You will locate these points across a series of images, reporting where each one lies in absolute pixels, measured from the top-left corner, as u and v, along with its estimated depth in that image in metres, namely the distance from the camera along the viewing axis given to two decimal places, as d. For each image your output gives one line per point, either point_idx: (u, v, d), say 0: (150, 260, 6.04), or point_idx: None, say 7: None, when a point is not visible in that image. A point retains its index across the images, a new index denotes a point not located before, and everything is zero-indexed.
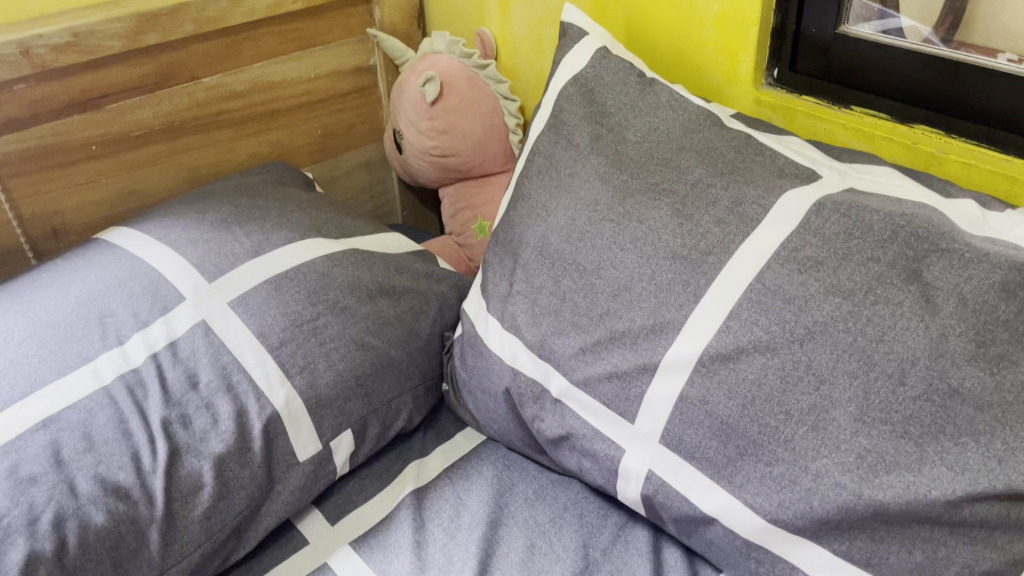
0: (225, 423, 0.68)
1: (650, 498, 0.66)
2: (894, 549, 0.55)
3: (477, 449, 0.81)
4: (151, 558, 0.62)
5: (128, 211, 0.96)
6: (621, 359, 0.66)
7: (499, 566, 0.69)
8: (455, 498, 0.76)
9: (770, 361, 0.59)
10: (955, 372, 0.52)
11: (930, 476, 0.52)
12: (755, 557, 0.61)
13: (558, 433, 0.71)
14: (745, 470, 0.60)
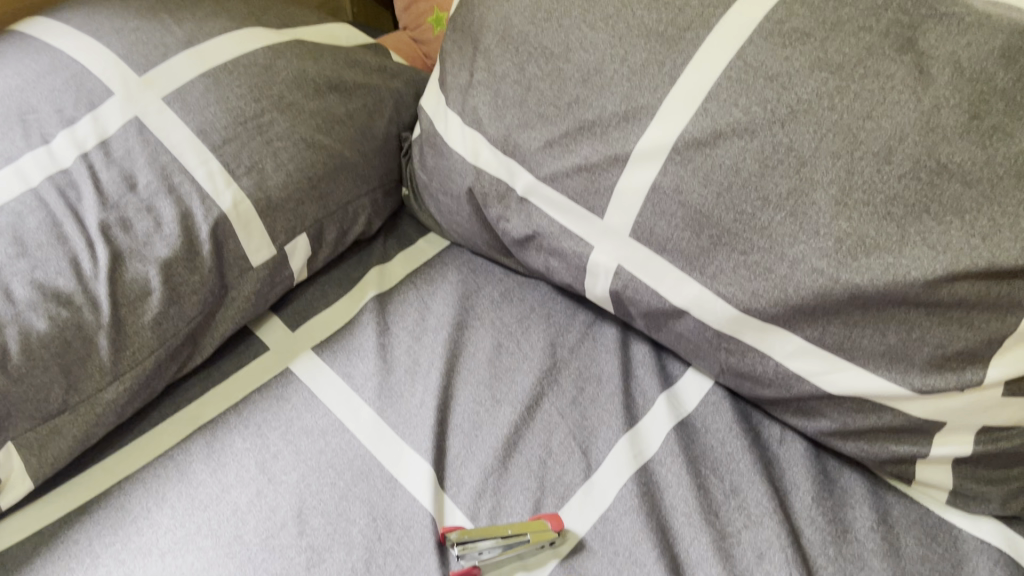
0: (169, 226, 0.63)
1: (619, 294, 0.64)
2: (867, 333, 0.54)
3: (440, 254, 0.78)
4: (102, 364, 0.60)
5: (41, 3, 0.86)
6: (591, 151, 0.62)
7: (466, 367, 0.68)
8: (419, 301, 0.74)
9: (749, 145, 0.55)
10: (946, 148, 0.49)
11: (910, 258, 0.50)
12: (725, 347, 0.60)
13: (524, 233, 0.68)
14: (718, 261, 0.58)
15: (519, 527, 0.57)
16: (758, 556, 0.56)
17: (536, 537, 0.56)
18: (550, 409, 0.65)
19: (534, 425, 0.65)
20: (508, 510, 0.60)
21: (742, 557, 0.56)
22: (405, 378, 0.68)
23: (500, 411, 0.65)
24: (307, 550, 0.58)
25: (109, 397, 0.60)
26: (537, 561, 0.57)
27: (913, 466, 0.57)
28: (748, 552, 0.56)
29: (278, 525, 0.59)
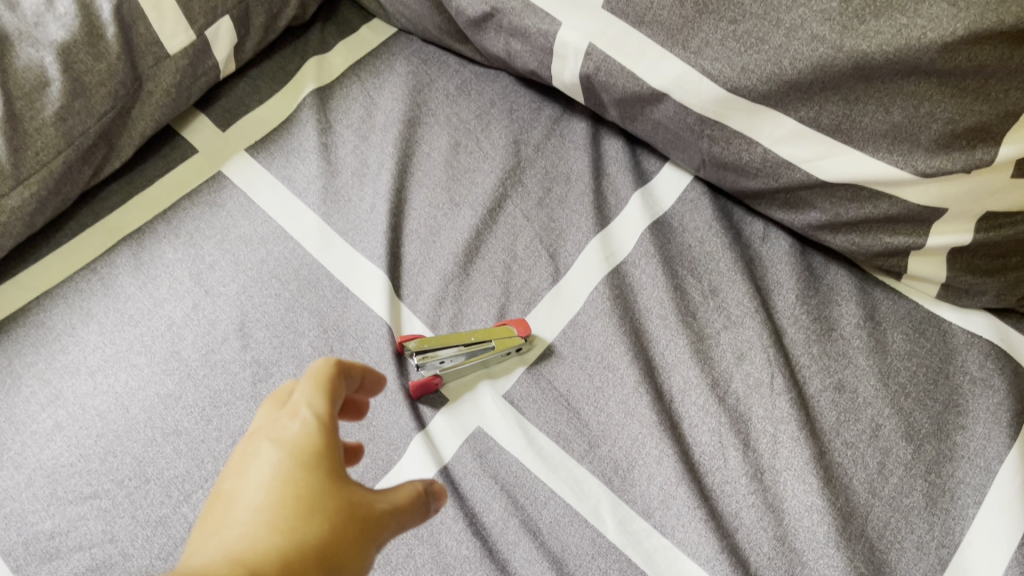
0: (63, 5, 0.55)
1: (590, 79, 0.57)
2: (870, 111, 0.48)
3: (386, 43, 0.68)
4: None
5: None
6: None
7: (420, 168, 0.61)
8: (366, 97, 0.65)
9: None
10: None
11: (926, 19, 0.44)
12: (708, 135, 0.54)
13: (481, 11, 0.59)
14: (704, 33, 0.50)
15: (483, 333, 0.52)
16: (738, 357, 0.52)
17: (501, 342, 0.52)
18: (514, 211, 0.59)
19: (496, 228, 0.59)
20: (471, 318, 0.55)
21: (721, 359, 0.52)
22: (353, 181, 0.61)
23: (459, 214, 0.59)
24: (252, 364, 0.53)
25: (13, 204, 0.53)
26: (505, 369, 0.53)
27: (907, 259, 0.53)
28: (727, 352, 0.53)
29: (218, 339, 0.54)
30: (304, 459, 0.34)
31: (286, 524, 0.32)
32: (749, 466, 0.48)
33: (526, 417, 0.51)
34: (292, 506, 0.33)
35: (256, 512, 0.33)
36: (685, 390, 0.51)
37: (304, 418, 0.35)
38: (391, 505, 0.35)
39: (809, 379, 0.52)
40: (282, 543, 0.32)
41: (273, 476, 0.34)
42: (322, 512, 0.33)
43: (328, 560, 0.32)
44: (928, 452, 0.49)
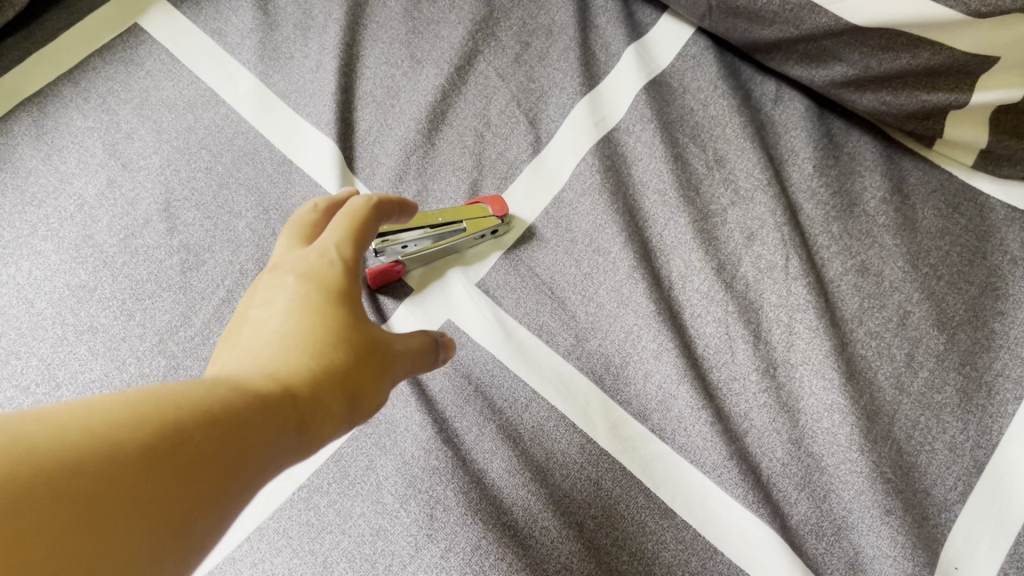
0: None
1: None
2: None
3: None
4: None
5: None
6: None
7: (375, 20, 0.52)
8: None
9: None
10: None
11: None
12: None
13: None
14: None
15: (452, 213, 0.45)
16: (747, 238, 0.45)
17: (473, 225, 0.45)
18: (486, 69, 0.51)
19: (466, 91, 0.50)
20: (438, 196, 0.47)
21: (728, 240, 0.45)
22: (297, 36, 0.52)
23: (423, 74, 0.50)
24: (181, 251, 0.45)
25: None
26: (477, 251, 0.46)
27: (943, 123, 0.46)
28: (735, 232, 0.46)
29: (139, 223, 0.45)
30: (331, 284, 0.31)
31: (315, 342, 0.29)
32: (760, 360, 0.42)
33: (504, 309, 0.44)
34: (318, 327, 0.30)
35: (281, 330, 0.30)
36: (686, 276, 0.44)
37: (329, 252, 0.33)
38: (406, 342, 0.33)
39: (828, 262, 0.45)
40: (309, 360, 0.29)
41: (296, 303, 0.31)
42: (351, 330, 0.30)
43: (353, 383, 0.30)
44: (964, 341, 0.43)
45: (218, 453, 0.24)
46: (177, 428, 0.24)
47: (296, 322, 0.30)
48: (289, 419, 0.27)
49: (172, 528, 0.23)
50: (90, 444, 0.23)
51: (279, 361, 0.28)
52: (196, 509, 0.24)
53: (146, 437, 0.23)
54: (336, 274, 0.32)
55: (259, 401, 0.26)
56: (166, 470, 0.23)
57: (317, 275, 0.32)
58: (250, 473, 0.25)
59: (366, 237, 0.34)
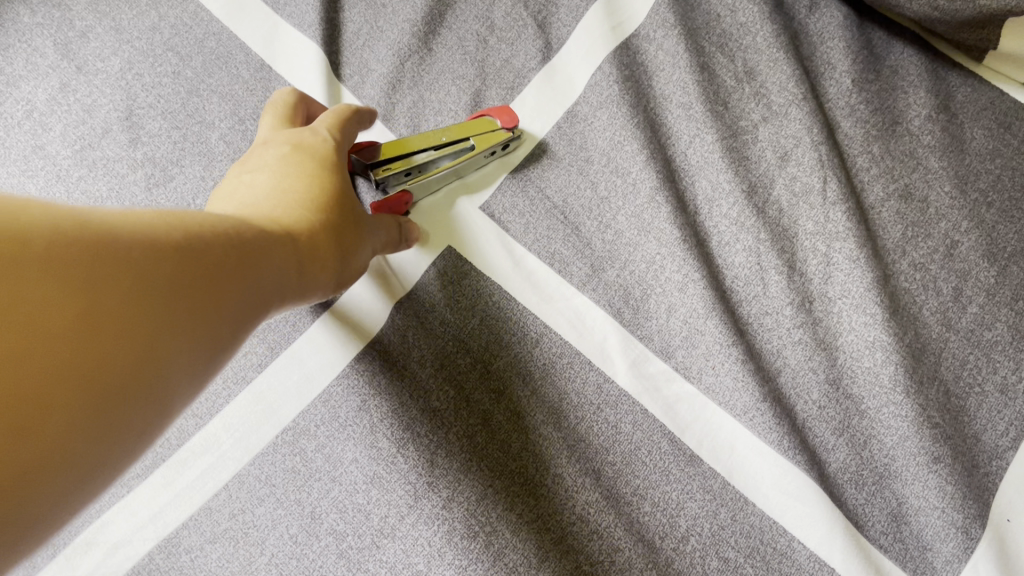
0: None
1: None
2: None
3: None
4: None
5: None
6: None
7: None
8: None
9: None
10: None
11: None
12: None
13: None
14: None
15: (457, 129, 0.40)
16: (781, 157, 0.41)
17: (487, 143, 0.40)
18: None
19: None
20: (436, 108, 0.42)
21: (760, 161, 0.41)
22: None
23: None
24: (145, 164, 0.40)
25: None
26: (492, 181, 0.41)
27: (999, 32, 0.41)
28: (767, 151, 0.41)
29: (97, 132, 0.40)
30: (323, 160, 0.33)
31: (310, 200, 0.31)
32: (795, 293, 0.38)
33: (511, 234, 0.40)
34: (312, 188, 0.32)
35: (279, 188, 0.31)
36: (714, 200, 0.40)
37: (321, 129, 0.35)
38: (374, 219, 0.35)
39: (868, 187, 0.41)
40: (305, 214, 0.31)
41: (288, 164, 0.33)
42: (344, 202, 0.33)
43: (341, 247, 0.32)
44: (1016, 274, 0.39)
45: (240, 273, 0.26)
46: (207, 240, 0.25)
47: (295, 184, 0.32)
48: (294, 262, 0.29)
49: (196, 331, 0.24)
50: (133, 231, 0.23)
51: (284, 212, 0.30)
52: (213, 311, 0.25)
53: (181, 237, 0.24)
54: (330, 155, 0.34)
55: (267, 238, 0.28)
56: (200, 278, 0.24)
57: (312, 152, 0.33)
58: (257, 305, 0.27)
59: (349, 132, 0.36)
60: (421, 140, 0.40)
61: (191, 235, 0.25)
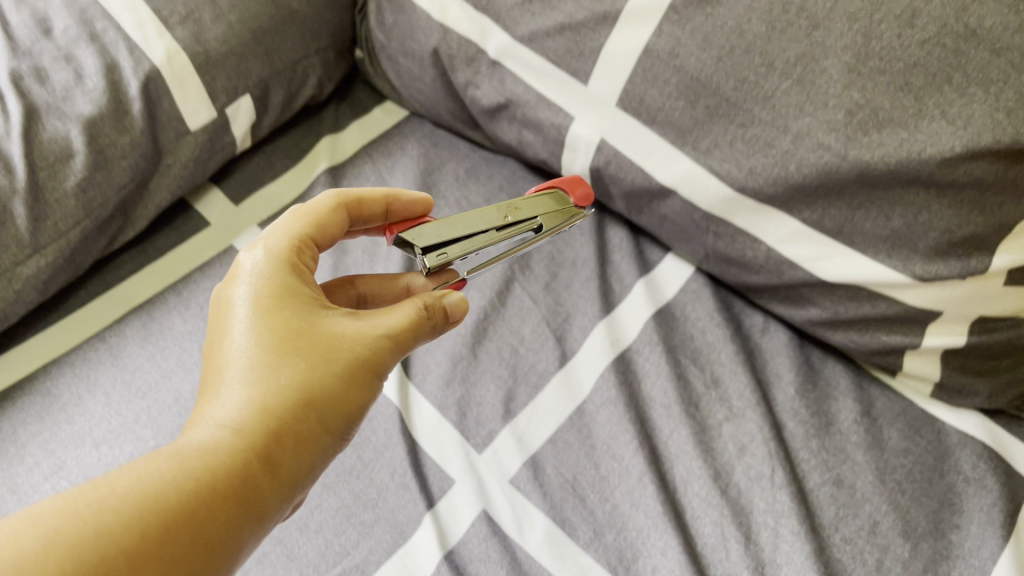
0: (91, 80, 0.56)
1: (599, 172, 0.59)
2: (871, 216, 0.50)
3: (399, 126, 0.71)
4: (18, 236, 0.53)
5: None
6: (575, 8, 0.55)
7: None
8: (377, 177, 0.67)
9: (756, 3, 0.49)
10: (977, 11, 0.44)
11: (927, 133, 0.46)
12: (714, 230, 0.56)
13: (496, 102, 0.62)
14: (714, 134, 0.53)
15: (516, 215, 0.53)
16: (739, 449, 0.53)
17: (541, 225, 0.54)
18: (521, 294, 0.61)
19: (505, 313, 0.60)
20: (479, 400, 0.55)
21: (723, 451, 0.53)
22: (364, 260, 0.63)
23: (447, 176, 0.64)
24: None
25: (28, 272, 0.54)
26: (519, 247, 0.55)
27: (902, 358, 0.54)
28: (728, 444, 0.54)
29: None
30: (277, 311, 0.42)
31: (265, 367, 0.41)
32: (751, 559, 0.49)
33: (532, 503, 0.51)
34: (269, 346, 0.41)
35: (241, 381, 0.40)
36: (688, 481, 0.52)
37: (259, 276, 0.43)
38: (362, 325, 0.44)
39: (808, 474, 0.53)
40: (269, 376, 0.41)
41: (245, 321, 0.42)
42: (304, 366, 0.41)
43: (315, 388, 0.41)
44: (925, 550, 0.49)
45: (200, 512, 0.36)
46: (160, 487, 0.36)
47: (253, 368, 0.41)
48: (261, 457, 0.39)
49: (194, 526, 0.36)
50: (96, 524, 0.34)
51: (252, 400, 0.40)
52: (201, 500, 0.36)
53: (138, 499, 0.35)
54: (284, 293, 0.43)
55: (234, 442, 0.38)
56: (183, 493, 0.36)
57: (263, 298, 0.43)
58: (244, 508, 0.38)
59: (320, 232, 0.47)
60: (476, 223, 0.51)
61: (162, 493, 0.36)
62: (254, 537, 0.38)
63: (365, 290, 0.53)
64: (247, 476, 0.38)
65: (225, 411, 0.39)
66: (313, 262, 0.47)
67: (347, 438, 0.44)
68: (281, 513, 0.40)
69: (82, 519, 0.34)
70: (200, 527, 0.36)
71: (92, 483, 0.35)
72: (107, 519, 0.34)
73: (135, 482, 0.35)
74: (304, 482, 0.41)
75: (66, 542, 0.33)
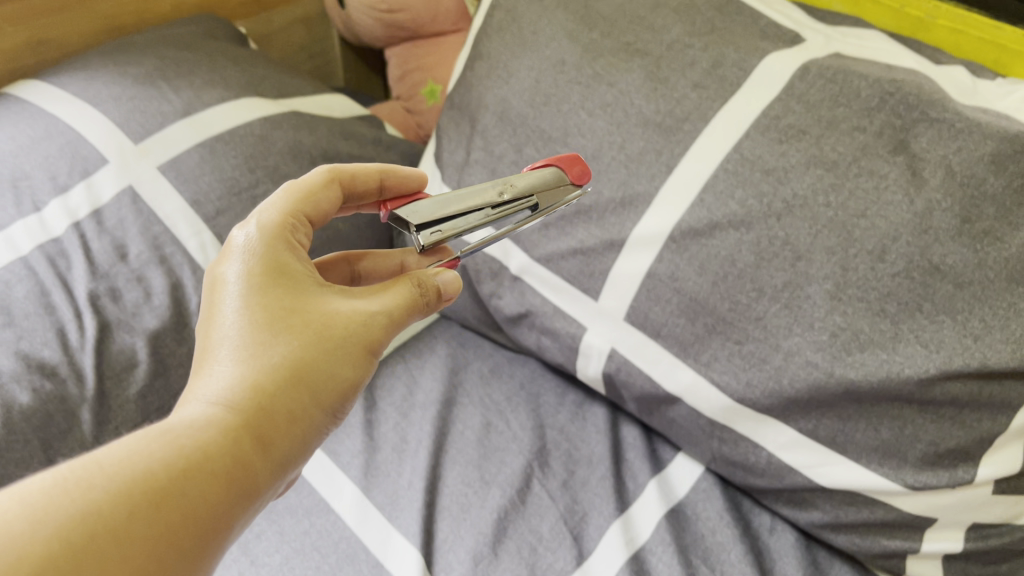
0: (158, 297, 0.64)
1: (612, 377, 0.64)
2: (861, 427, 0.53)
3: (430, 327, 0.79)
4: (83, 439, 0.60)
5: (47, 63, 0.88)
6: (587, 235, 0.64)
7: (454, 446, 0.67)
8: (408, 377, 0.74)
9: (745, 237, 0.56)
10: (938, 249, 0.49)
11: (904, 355, 0.50)
12: (718, 436, 0.60)
13: (517, 311, 0.69)
14: (713, 349, 0.58)
15: (511, 189, 0.53)
16: None
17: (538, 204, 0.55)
18: (540, 491, 0.64)
19: (526, 511, 0.63)
20: None
21: None
22: (393, 457, 0.67)
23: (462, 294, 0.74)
24: None
25: None
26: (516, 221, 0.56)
27: (905, 561, 0.57)
28: None
29: None
30: (269, 289, 0.44)
31: (259, 344, 0.42)
32: None
33: None
34: (260, 323, 0.43)
35: (234, 359, 0.42)
36: None
37: (252, 259, 0.45)
38: (352, 308, 0.46)
39: None
40: (261, 351, 0.42)
41: (237, 299, 0.43)
42: (297, 341, 0.43)
43: (307, 365, 0.43)
44: None
45: (193, 482, 0.36)
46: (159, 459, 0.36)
47: (247, 345, 0.42)
48: (253, 435, 0.40)
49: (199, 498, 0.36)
50: (96, 498, 0.33)
51: (245, 378, 0.41)
52: (200, 469, 0.37)
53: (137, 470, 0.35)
54: (275, 267, 0.45)
55: (230, 418, 0.39)
56: (181, 463, 0.36)
57: (257, 271, 0.44)
58: (236, 486, 0.38)
59: (310, 212, 0.50)
60: (471, 200, 0.52)
61: (162, 464, 0.36)
62: (246, 513, 0.39)
63: (359, 268, 0.59)
64: (241, 451, 0.39)
65: (217, 388, 0.40)
66: (305, 238, 0.50)
67: (336, 418, 0.45)
68: (272, 490, 0.41)
69: (71, 499, 0.33)
70: (203, 491, 0.36)
71: (80, 462, 0.34)
72: (105, 488, 0.34)
73: (126, 459, 0.35)
74: (295, 459, 0.42)
75: (55, 521, 0.32)
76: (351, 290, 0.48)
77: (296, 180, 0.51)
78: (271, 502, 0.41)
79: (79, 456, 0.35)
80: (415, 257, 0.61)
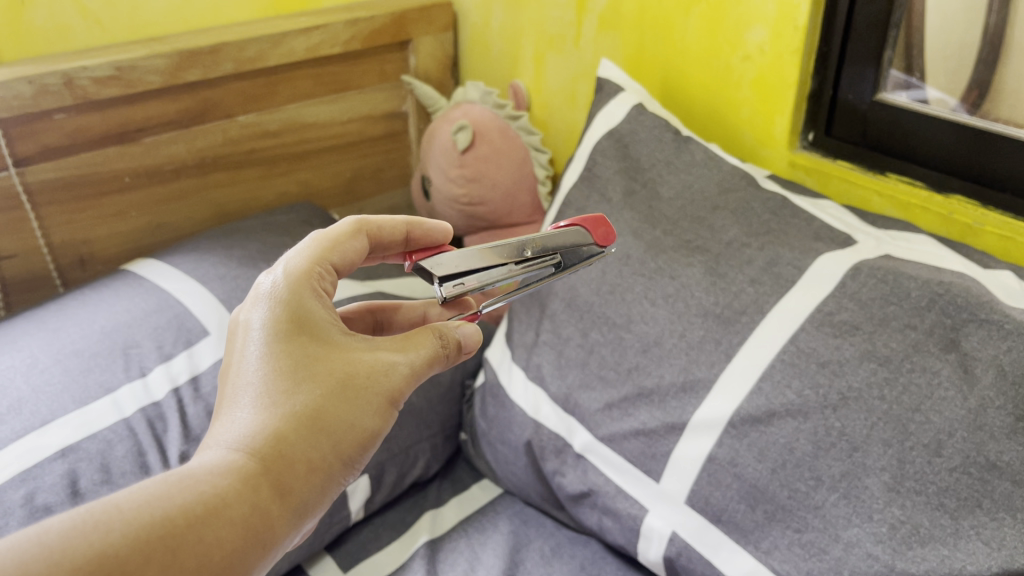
0: None
1: (673, 561, 0.64)
2: None
3: (493, 502, 0.81)
4: None
5: (166, 242, 1.01)
6: (648, 417, 0.66)
7: None
8: (470, 551, 0.75)
9: (803, 425, 0.58)
10: (994, 446, 0.51)
11: (966, 552, 0.50)
12: None
13: (580, 489, 0.70)
14: (773, 536, 0.58)
15: (533, 244, 0.57)
16: None
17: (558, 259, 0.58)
18: None
19: None
20: None
21: None
22: None
23: (527, 468, 0.76)
24: None
25: None
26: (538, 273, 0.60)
27: None
28: None
29: None
30: (294, 337, 0.46)
31: (279, 395, 0.44)
32: None
33: None
34: (282, 372, 0.44)
35: (255, 405, 0.44)
36: None
37: (276, 308, 0.46)
38: (374, 364, 0.48)
39: None
40: (282, 401, 0.44)
41: (259, 346, 0.45)
42: (318, 389, 0.45)
43: (326, 414, 0.44)
44: None
45: (208, 529, 0.38)
46: (174, 506, 0.38)
47: (270, 392, 0.44)
48: (271, 484, 0.41)
49: (209, 545, 0.38)
50: (110, 542, 0.35)
51: (265, 428, 0.43)
52: (213, 516, 0.38)
53: (150, 517, 0.37)
54: (301, 312, 0.47)
55: (247, 465, 0.41)
56: (194, 510, 0.38)
57: (282, 317, 0.46)
58: (253, 533, 0.40)
59: (336, 258, 0.52)
60: (496, 255, 0.55)
61: (177, 510, 0.38)
62: (263, 561, 0.40)
63: (381, 317, 0.62)
64: (259, 499, 0.40)
65: (237, 435, 0.42)
66: (331, 285, 0.51)
67: (358, 466, 0.47)
68: (291, 535, 0.43)
69: (88, 543, 0.34)
70: (215, 536, 0.38)
71: (99, 505, 0.36)
72: (120, 531, 0.35)
73: (143, 506, 0.37)
74: (314, 506, 0.44)
75: (71, 564, 0.33)
76: (376, 340, 0.49)
77: (325, 228, 0.53)
78: (290, 550, 0.43)
79: (99, 500, 0.37)
80: (436, 310, 0.64)
